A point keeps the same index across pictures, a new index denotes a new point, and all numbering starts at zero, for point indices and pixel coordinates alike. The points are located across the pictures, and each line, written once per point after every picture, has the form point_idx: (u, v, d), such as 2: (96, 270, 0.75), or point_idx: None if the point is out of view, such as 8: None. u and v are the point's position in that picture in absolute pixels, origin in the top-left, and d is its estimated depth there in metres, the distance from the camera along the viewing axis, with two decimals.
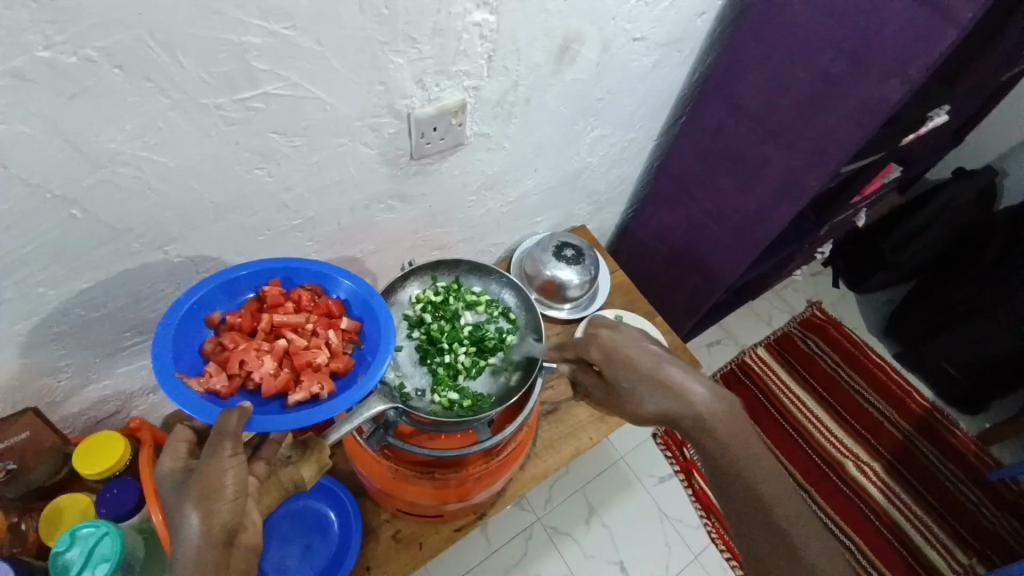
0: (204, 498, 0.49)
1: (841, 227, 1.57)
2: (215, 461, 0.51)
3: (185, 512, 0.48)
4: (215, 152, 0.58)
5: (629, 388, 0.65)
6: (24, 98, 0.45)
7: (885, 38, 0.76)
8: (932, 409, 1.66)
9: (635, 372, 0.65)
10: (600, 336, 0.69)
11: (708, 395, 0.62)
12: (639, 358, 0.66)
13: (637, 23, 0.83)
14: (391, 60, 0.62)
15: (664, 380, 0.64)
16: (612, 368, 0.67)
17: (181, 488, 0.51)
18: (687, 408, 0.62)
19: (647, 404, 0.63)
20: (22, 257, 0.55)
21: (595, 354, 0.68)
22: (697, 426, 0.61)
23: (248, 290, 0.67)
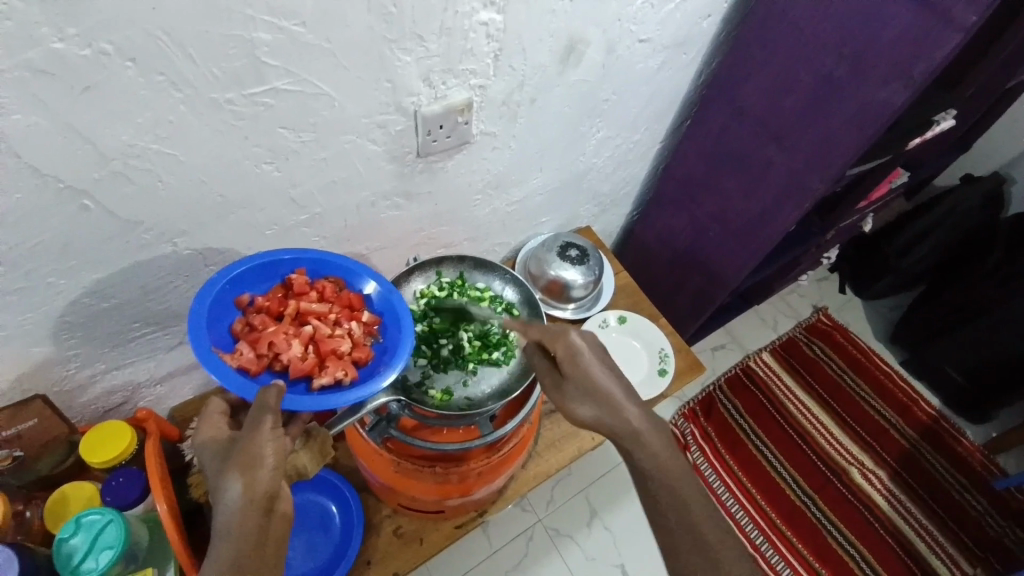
0: (246, 467, 0.51)
1: (847, 232, 1.56)
2: (257, 433, 0.52)
3: (228, 480, 0.50)
4: (224, 147, 0.59)
5: (578, 390, 0.66)
6: (38, 89, 0.46)
7: (885, 42, 0.77)
8: (938, 416, 1.64)
9: (590, 377, 0.66)
10: (568, 336, 0.70)
11: (647, 420, 0.63)
12: (598, 367, 0.67)
13: (642, 24, 0.84)
14: (399, 58, 0.63)
15: (611, 394, 0.65)
16: (570, 367, 0.68)
17: (224, 459, 0.53)
18: (624, 422, 0.63)
19: (586, 410, 0.65)
20: (35, 247, 0.56)
21: (560, 350, 0.69)
22: (628, 441, 0.62)
23: (274, 276, 0.68)
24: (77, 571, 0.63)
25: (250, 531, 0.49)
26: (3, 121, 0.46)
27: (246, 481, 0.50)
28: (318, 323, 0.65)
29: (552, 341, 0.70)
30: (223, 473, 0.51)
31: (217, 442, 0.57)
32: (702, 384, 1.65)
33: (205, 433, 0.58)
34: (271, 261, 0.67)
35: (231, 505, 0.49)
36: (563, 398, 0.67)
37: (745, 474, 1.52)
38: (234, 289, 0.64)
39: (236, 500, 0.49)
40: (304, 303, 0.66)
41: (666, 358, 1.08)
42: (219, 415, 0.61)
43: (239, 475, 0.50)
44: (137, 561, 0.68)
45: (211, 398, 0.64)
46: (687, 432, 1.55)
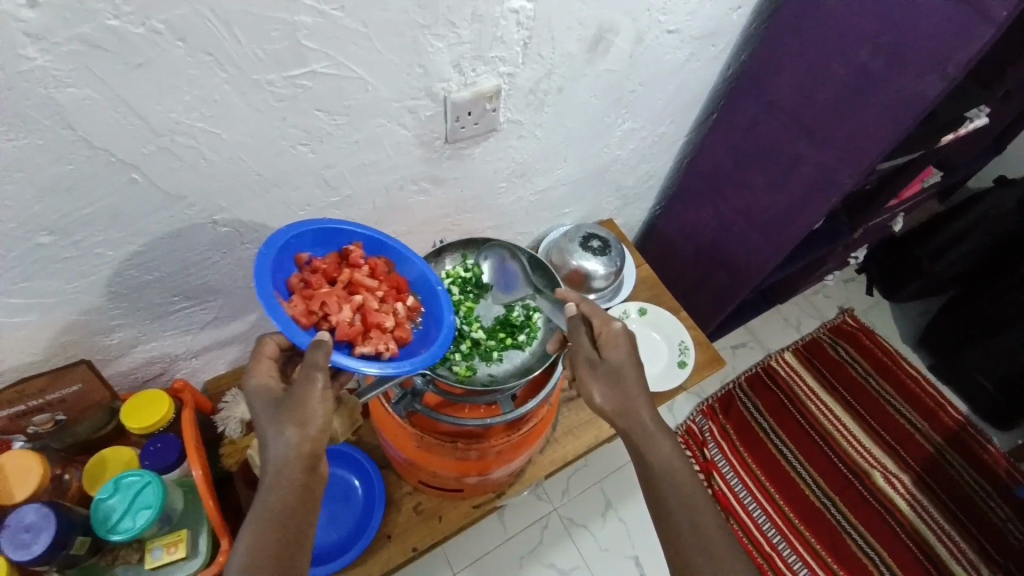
0: (296, 424, 0.57)
1: (876, 231, 1.53)
2: (306, 391, 0.58)
3: (282, 432, 0.57)
4: (264, 127, 0.61)
5: (605, 374, 0.70)
6: (94, 64, 0.49)
7: (923, 33, 0.75)
8: (965, 423, 1.61)
9: (622, 368, 0.70)
10: (615, 328, 0.72)
11: (660, 426, 0.69)
12: (631, 361, 0.70)
13: (671, 14, 0.84)
14: (431, 44, 0.64)
15: (634, 390, 0.69)
16: (608, 352, 0.70)
17: (275, 406, 0.59)
18: (637, 418, 0.68)
19: (604, 395, 0.69)
20: (86, 216, 0.59)
21: (603, 333, 0.72)
22: (636, 436, 0.68)
23: (333, 245, 0.71)
24: (113, 530, 0.67)
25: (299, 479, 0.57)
26: (60, 92, 0.49)
27: (298, 436, 0.57)
28: (368, 296, 0.69)
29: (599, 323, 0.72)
30: (275, 424, 0.58)
31: (267, 387, 0.61)
32: (722, 381, 1.64)
33: (257, 374, 0.63)
34: (337, 229, 0.70)
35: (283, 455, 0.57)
36: (586, 375, 0.71)
37: (763, 472, 1.50)
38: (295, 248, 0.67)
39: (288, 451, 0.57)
40: (357, 274, 0.70)
41: (686, 350, 1.08)
42: (270, 358, 0.65)
43: (291, 429, 0.57)
44: (171, 523, 0.72)
45: (265, 338, 0.67)
46: (705, 429, 1.54)
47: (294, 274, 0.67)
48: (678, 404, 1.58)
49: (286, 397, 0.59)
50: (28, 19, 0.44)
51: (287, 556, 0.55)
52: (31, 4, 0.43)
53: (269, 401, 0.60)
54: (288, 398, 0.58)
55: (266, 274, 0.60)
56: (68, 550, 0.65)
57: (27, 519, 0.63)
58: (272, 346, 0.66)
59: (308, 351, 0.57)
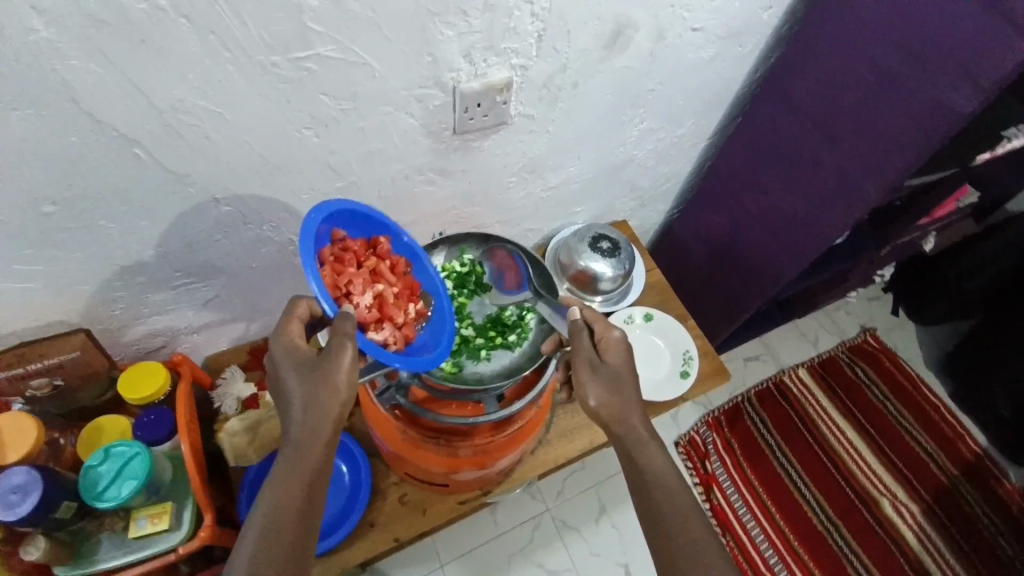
0: (323, 396, 0.58)
1: (905, 250, 1.47)
2: (337, 362, 0.58)
3: (310, 399, 0.58)
4: (268, 109, 0.61)
5: (605, 375, 0.69)
6: (98, 39, 0.49)
7: (954, 40, 0.72)
8: (983, 455, 1.54)
9: (624, 372, 0.69)
10: (619, 334, 0.71)
11: (654, 434, 0.68)
12: (631, 367, 0.70)
13: (695, 12, 0.81)
14: (441, 32, 0.63)
15: (633, 395, 0.68)
16: (610, 356, 0.69)
17: (304, 367, 0.59)
18: (632, 423, 0.67)
19: (601, 395, 0.68)
20: (90, 189, 0.60)
21: (606, 337, 0.71)
22: (628, 440, 0.67)
23: (363, 231, 0.72)
24: (99, 497, 0.68)
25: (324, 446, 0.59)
26: (64, 65, 0.49)
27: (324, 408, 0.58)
28: (388, 287, 0.69)
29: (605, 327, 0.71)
30: (303, 392, 0.59)
31: (296, 347, 0.61)
32: (730, 393, 1.60)
33: (285, 331, 0.62)
34: (375, 219, 0.71)
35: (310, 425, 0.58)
36: (583, 374, 0.69)
37: (766, 489, 1.47)
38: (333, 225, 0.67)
39: (315, 420, 0.58)
40: (382, 265, 0.70)
41: (690, 361, 1.05)
42: (300, 318, 0.64)
43: (318, 400, 0.58)
44: (157, 495, 0.74)
45: (300, 297, 0.66)
46: (708, 441, 1.51)
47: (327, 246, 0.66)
48: (683, 413, 1.55)
49: (316, 364, 0.59)
50: None
51: (311, 514, 0.58)
52: None
53: (297, 367, 0.60)
54: (318, 366, 0.58)
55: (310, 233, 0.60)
56: (55, 514, 0.67)
57: (16, 481, 0.65)
58: (305, 308, 0.65)
59: (337, 319, 0.58)
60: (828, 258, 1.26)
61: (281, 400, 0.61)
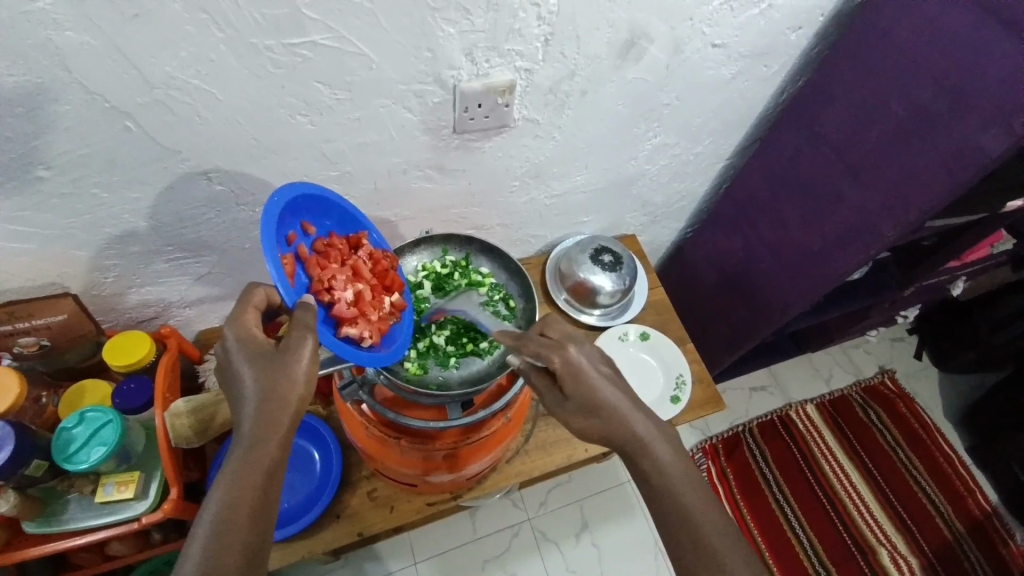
0: (282, 384, 0.56)
1: (930, 292, 1.40)
2: (299, 351, 0.57)
3: (268, 388, 0.55)
4: (261, 92, 0.61)
5: (577, 408, 0.62)
6: (92, 11, 0.49)
7: (994, 80, 0.68)
8: (994, 514, 1.46)
9: (593, 394, 0.61)
10: (567, 349, 0.63)
11: (653, 431, 0.61)
12: (599, 379, 0.62)
13: (717, 27, 0.78)
14: (441, 29, 0.62)
15: (614, 408, 0.61)
16: (571, 387, 0.62)
17: (265, 358, 0.57)
18: (629, 435, 0.60)
19: (586, 424, 0.61)
20: (83, 156, 0.61)
21: (557, 365, 0.62)
22: (634, 451, 0.60)
23: (344, 228, 0.72)
24: (70, 459, 0.70)
25: (280, 438, 0.56)
26: (58, 35, 0.50)
27: (282, 396, 0.56)
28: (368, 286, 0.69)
29: (550, 352, 0.63)
30: (260, 379, 0.56)
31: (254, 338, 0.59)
32: (731, 422, 1.56)
33: (241, 321, 0.60)
34: (353, 214, 0.72)
35: (266, 414, 0.55)
36: (562, 413, 0.63)
37: (758, 525, 1.41)
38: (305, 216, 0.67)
39: (272, 410, 0.55)
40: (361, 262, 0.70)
41: (682, 386, 1.02)
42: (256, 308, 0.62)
43: (276, 388, 0.55)
44: (127, 463, 0.75)
45: (257, 286, 0.64)
46: (702, 468, 1.47)
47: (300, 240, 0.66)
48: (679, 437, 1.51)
49: (275, 353, 0.57)
50: None
51: (265, 511, 0.54)
52: None
53: (253, 356, 0.57)
54: (278, 354, 0.57)
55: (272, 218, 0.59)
56: (24, 471, 0.68)
57: None
58: (263, 295, 0.64)
59: (298, 310, 0.58)
60: (845, 292, 1.21)
61: (232, 388, 0.57)
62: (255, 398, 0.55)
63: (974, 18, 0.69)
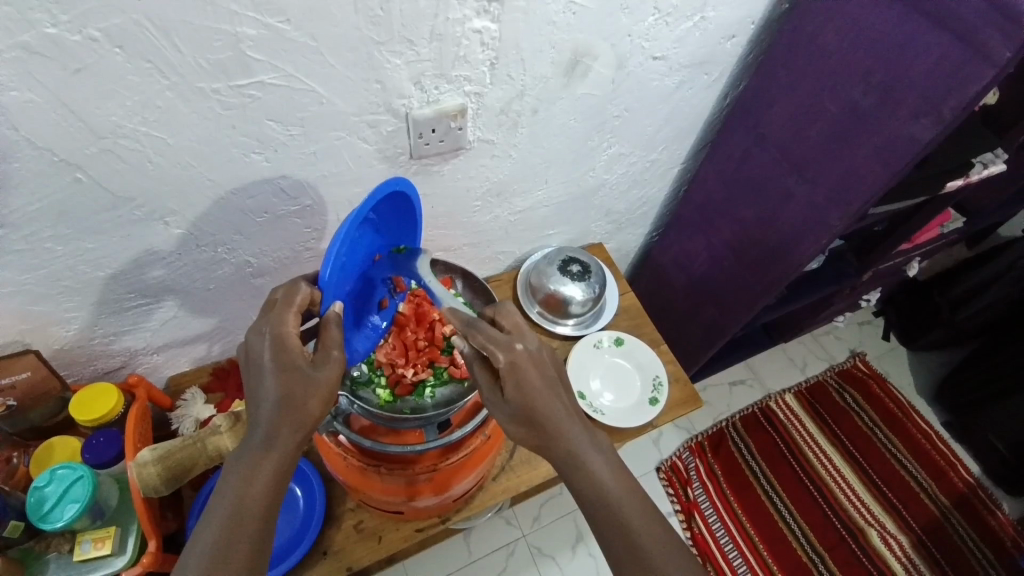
0: (308, 400, 0.55)
1: (889, 274, 1.45)
2: (328, 371, 0.56)
3: (292, 398, 0.55)
4: (212, 134, 0.61)
5: (514, 412, 0.60)
6: (32, 69, 0.50)
7: (916, 74, 0.71)
8: (975, 485, 1.50)
9: (533, 400, 0.59)
10: (516, 351, 0.59)
11: (590, 449, 0.60)
12: (539, 385, 0.59)
13: (656, 41, 0.81)
14: (388, 60, 0.64)
15: (553, 419, 0.60)
16: (511, 392, 0.59)
17: (296, 369, 0.55)
18: (562, 448, 0.60)
19: (522, 430, 0.60)
20: (34, 213, 0.60)
21: (501, 366, 0.59)
22: (564, 465, 0.60)
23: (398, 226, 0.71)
24: (44, 518, 0.68)
25: (294, 449, 0.56)
26: (2, 95, 0.50)
27: (304, 410, 0.55)
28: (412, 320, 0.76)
29: (495, 348, 0.59)
30: (285, 390, 0.55)
31: (285, 343, 0.56)
32: (714, 419, 1.58)
33: (276, 321, 0.57)
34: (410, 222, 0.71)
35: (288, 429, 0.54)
36: (497, 412, 0.61)
37: (749, 518, 1.43)
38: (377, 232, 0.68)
39: (293, 425, 0.55)
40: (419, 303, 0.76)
41: (659, 387, 1.04)
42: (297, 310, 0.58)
43: (299, 400, 0.55)
44: (103, 518, 0.73)
45: (301, 284, 0.59)
46: (690, 467, 1.48)
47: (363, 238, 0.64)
48: (665, 438, 1.53)
49: (306, 365, 0.56)
50: None
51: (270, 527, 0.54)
52: None
53: (283, 363, 0.55)
54: (309, 370, 0.56)
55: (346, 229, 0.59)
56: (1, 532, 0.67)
57: None
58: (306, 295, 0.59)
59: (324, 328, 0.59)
60: (808, 282, 1.25)
61: (254, 388, 0.55)
62: (278, 410, 0.54)
63: (896, 16, 0.72)
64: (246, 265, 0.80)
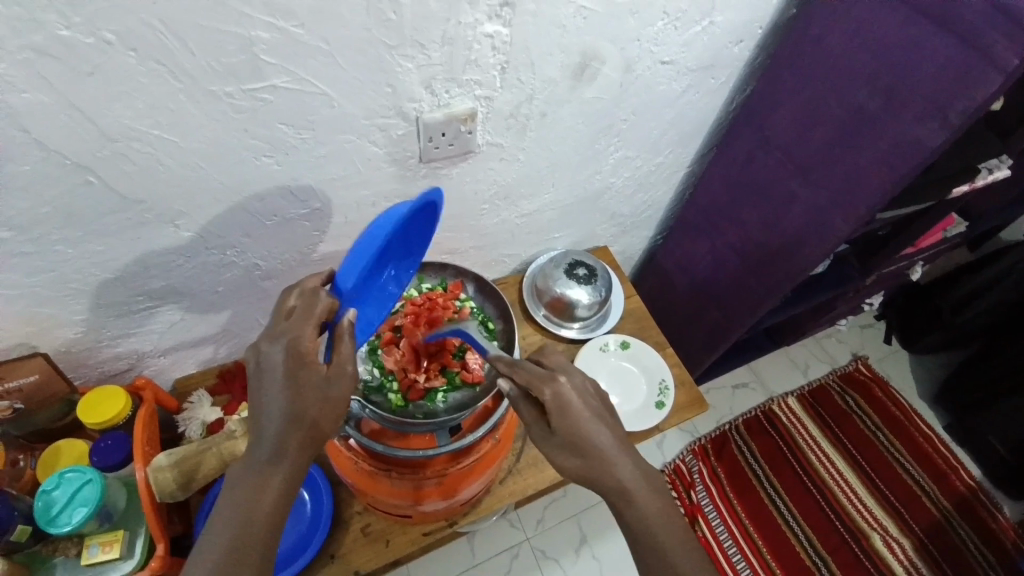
0: (319, 414, 0.55)
1: (892, 277, 1.46)
2: (338, 388, 0.56)
3: (304, 414, 0.54)
4: (222, 137, 0.61)
5: (563, 443, 0.61)
6: (43, 70, 0.49)
7: (921, 77, 0.72)
8: (977, 488, 1.51)
9: (581, 431, 0.60)
10: (560, 382, 0.62)
11: (636, 477, 0.61)
12: (587, 417, 0.61)
13: (663, 45, 0.81)
14: (399, 64, 0.64)
15: (601, 450, 0.61)
16: (558, 423, 0.61)
17: (306, 380, 0.55)
18: (611, 478, 0.60)
19: (572, 464, 0.61)
20: (43, 215, 0.60)
21: (547, 399, 0.61)
22: (614, 495, 0.61)
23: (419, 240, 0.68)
24: (52, 522, 0.68)
25: (304, 462, 0.55)
26: (13, 96, 0.50)
27: (315, 424, 0.55)
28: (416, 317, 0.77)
29: (542, 384, 0.62)
30: (297, 405, 0.54)
31: (299, 355, 0.56)
32: (717, 421, 1.58)
33: (292, 333, 0.57)
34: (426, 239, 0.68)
35: (298, 442, 0.54)
36: (545, 446, 0.62)
37: (752, 520, 1.43)
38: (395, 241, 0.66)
39: (303, 439, 0.54)
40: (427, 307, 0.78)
41: (665, 391, 1.04)
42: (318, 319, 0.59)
43: (309, 415, 0.54)
44: (111, 522, 0.72)
45: (321, 295, 0.60)
46: (694, 470, 1.48)
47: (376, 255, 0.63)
48: (668, 441, 1.53)
49: (317, 379, 0.55)
50: None
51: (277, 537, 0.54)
52: None
53: (295, 375, 0.55)
54: (320, 385, 0.55)
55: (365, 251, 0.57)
56: (9, 536, 0.67)
57: None
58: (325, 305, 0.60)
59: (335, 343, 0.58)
60: (812, 285, 1.25)
61: (261, 402, 0.55)
62: (287, 425, 0.54)
63: (902, 19, 0.72)
64: (254, 267, 0.80)
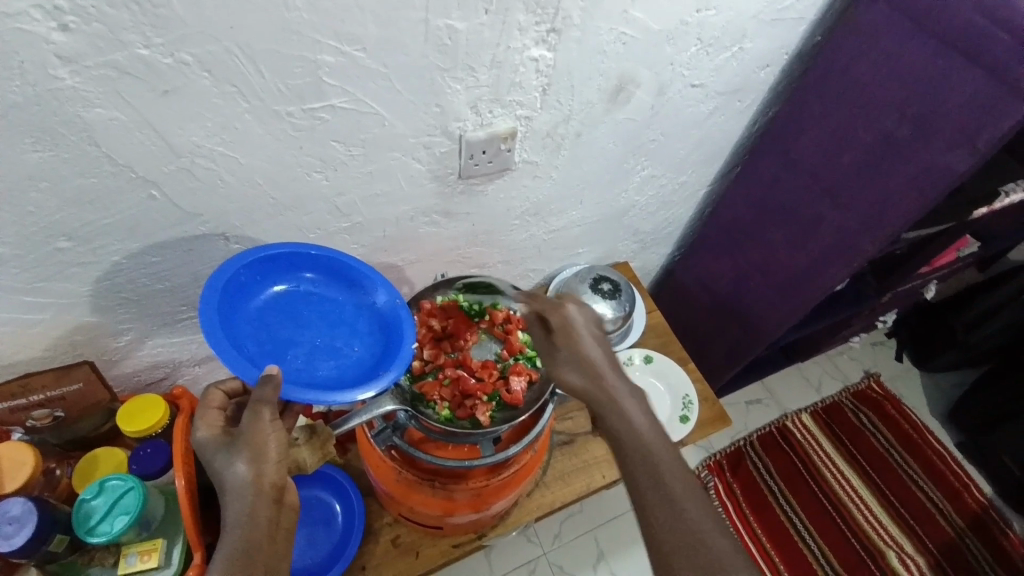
0: (251, 469, 0.57)
1: (906, 296, 1.47)
2: (257, 427, 0.59)
3: (234, 470, 0.56)
4: (282, 155, 0.64)
5: (564, 355, 0.74)
6: (122, 89, 0.52)
7: (951, 106, 0.74)
8: (989, 506, 1.51)
9: (579, 347, 0.74)
10: (565, 309, 0.78)
11: (626, 393, 0.68)
12: (590, 341, 0.74)
13: (695, 70, 0.84)
14: (450, 86, 0.66)
15: (596, 361, 0.72)
16: (561, 338, 0.76)
17: (224, 446, 0.59)
18: (604, 391, 0.69)
19: (575, 377, 0.71)
20: (104, 227, 0.62)
21: (554, 320, 0.78)
22: (605, 405, 0.68)
23: (308, 266, 0.73)
24: (90, 531, 0.69)
25: (265, 519, 0.57)
26: (86, 111, 0.52)
27: (253, 480, 0.57)
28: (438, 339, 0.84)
29: (550, 311, 0.79)
30: (228, 466, 0.57)
31: (215, 437, 0.61)
32: (731, 437, 1.58)
33: (203, 427, 0.62)
34: (325, 256, 0.72)
35: (239, 501, 0.56)
36: (549, 362, 0.76)
37: (769, 538, 1.43)
38: (279, 282, 0.72)
39: (242, 499, 0.56)
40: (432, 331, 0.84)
41: (689, 406, 1.06)
42: (218, 409, 0.65)
43: (241, 472, 0.56)
44: (150, 530, 0.73)
45: (211, 390, 0.67)
46: (709, 485, 1.48)
47: (254, 302, 0.69)
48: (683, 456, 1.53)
49: (234, 438, 0.59)
50: (61, 42, 0.47)
51: None
52: (62, 28, 0.46)
53: (218, 446, 0.59)
54: (238, 436, 0.58)
55: (217, 298, 0.64)
56: (46, 546, 0.67)
57: (14, 511, 0.66)
58: (220, 397, 0.67)
59: (257, 386, 0.60)
60: (829, 303, 1.27)
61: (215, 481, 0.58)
62: (227, 490, 0.56)
63: (931, 51, 0.74)
64: None
